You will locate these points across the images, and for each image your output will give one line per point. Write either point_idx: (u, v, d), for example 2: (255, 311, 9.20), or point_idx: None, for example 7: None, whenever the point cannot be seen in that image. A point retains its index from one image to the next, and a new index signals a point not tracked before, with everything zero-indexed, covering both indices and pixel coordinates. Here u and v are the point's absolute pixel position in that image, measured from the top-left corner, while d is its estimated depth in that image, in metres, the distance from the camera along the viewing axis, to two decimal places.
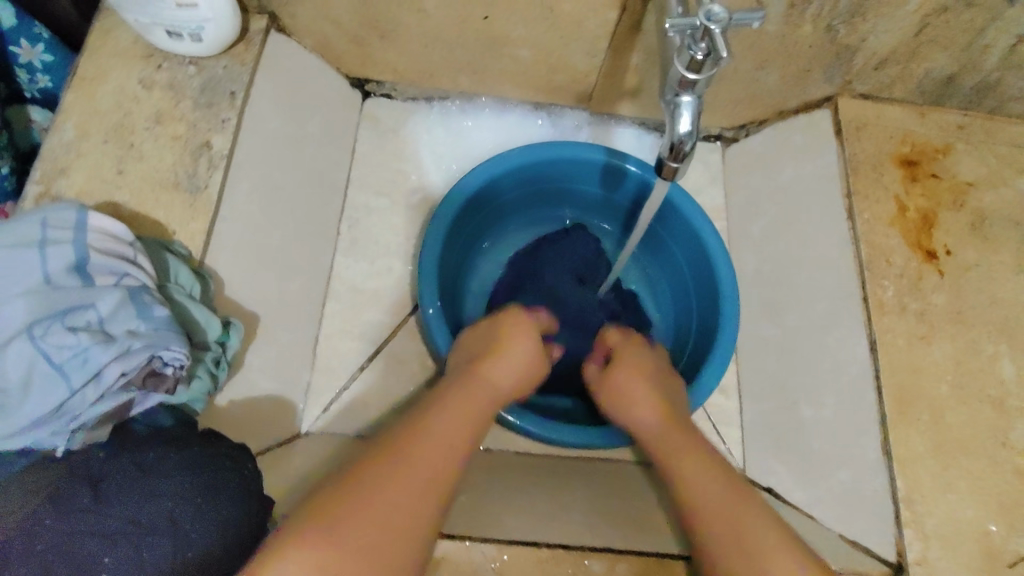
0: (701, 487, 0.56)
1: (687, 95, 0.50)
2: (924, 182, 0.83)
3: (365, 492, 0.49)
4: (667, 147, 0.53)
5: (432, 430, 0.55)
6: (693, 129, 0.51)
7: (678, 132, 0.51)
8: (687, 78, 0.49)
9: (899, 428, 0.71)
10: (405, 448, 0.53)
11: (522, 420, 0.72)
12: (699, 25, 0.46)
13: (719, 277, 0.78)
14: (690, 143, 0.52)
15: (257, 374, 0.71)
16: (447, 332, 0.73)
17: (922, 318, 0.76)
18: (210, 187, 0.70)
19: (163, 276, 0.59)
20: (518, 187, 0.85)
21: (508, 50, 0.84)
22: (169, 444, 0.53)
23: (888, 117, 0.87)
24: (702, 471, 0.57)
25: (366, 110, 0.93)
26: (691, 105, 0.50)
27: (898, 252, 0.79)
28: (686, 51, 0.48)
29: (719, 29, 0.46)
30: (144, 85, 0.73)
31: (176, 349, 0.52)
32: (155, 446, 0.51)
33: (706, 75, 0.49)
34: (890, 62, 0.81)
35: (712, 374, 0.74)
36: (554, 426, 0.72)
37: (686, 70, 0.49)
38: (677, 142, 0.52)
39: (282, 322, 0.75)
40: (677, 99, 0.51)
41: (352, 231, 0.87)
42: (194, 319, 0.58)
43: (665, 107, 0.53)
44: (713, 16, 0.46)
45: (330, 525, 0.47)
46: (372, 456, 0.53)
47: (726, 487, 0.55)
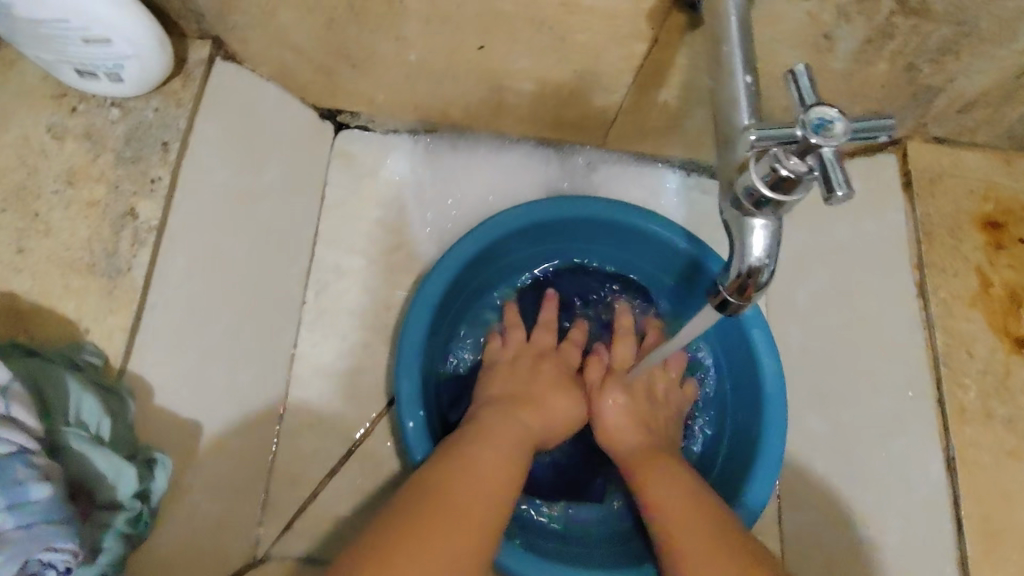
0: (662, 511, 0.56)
1: (763, 216, 0.40)
2: (1011, 250, 0.68)
3: (436, 518, 0.48)
4: (734, 278, 0.42)
5: (490, 459, 0.54)
6: (767, 257, 0.40)
7: (748, 260, 0.40)
8: (763, 197, 0.38)
9: (983, 572, 0.59)
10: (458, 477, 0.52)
11: (527, 568, 0.58)
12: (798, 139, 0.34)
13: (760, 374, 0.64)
14: (767, 273, 0.41)
15: (201, 497, 0.57)
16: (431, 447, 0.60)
17: (1011, 428, 0.62)
18: (135, 269, 0.56)
19: (59, 416, 0.45)
20: (519, 250, 0.71)
21: (508, 83, 0.68)
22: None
23: (965, 166, 0.71)
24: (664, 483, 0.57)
25: (339, 145, 0.78)
26: (767, 228, 0.40)
27: (981, 342, 0.65)
28: (769, 165, 0.37)
29: (830, 151, 0.34)
30: (54, 134, 0.59)
31: (60, 547, 0.39)
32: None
33: (792, 197, 0.38)
34: (978, 104, 0.66)
35: (762, 480, 0.61)
36: (569, 574, 0.58)
37: (764, 186, 0.37)
38: (746, 272, 0.41)
39: (231, 424, 0.62)
40: (748, 219, 0.40)
41: (320, 299, 0.73)
42: (97, 473, 0.45)
43: (727, 221, 0.42)
44: (822, 130, 0.34)
45: (386, 562, 0.45)
46: (418, 487, 0.51)
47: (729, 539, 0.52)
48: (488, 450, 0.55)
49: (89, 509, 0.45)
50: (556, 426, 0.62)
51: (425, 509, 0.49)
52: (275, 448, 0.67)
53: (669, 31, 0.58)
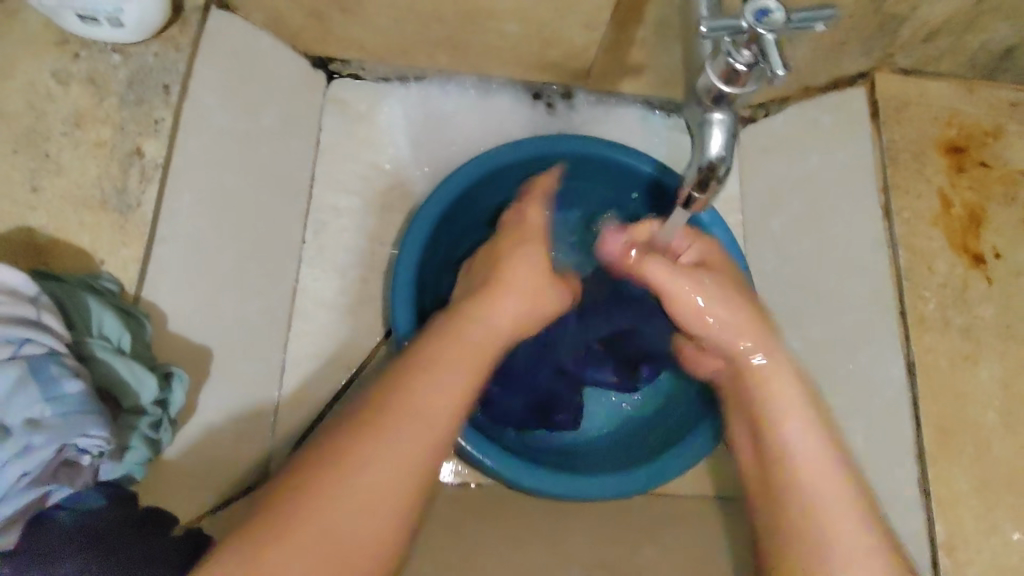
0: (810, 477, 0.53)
1: (720, 112, 0.46)
2: (972, 172, 0.73)
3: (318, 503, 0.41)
4: (697, 171, 0.49)
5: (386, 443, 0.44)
6: (725, 151, 0.47)
7: (708, 154, 0.47)
8: (722, 93, 0.44)
9: (941, 464, 0.63)
10: (373, 447, 0.44)
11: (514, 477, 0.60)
12: (745, 31, 0.40)
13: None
14: (724, 165, 0.48)
15: (216, 417, 0.62)
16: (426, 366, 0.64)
17: (968, 334, 0.67)
18: (145, 205, 0.60)
19: (83, 331, 0.49)
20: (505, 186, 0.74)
21: (494, 24, 0.71)
22: (89, 542, 0.42)
23: (931, 96, 0.75)
24: (824, 480, 0.53)
25: (333, 94, 0.80)
26: (725, 123, 0.46)
27: (941, 257, 0.69)
28: (724, 58, 0.42)
29: (770, 37, 0.39)
30: (58, 79, 0.61)
31: (93, 436, 0.44)
32: (68, 552, 0.41)
33: (746, 90, 0.43)
34: (941, 33, 0.69)
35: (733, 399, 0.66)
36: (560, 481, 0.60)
37: (719, 82, 0.43)
38: (709, 165, 0.48)
39: (240, 352, 0.66)
40: (707, 116, 0.47)
41: (319, 238, 0.77)
42: (122, 381, 0.49)
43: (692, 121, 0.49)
44: (762, 21, 0.39)
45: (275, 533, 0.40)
46: (352, 420, 0.46)
47: (851, 518, 0.51)
48: (384, 463, 0.43)
49: (117, 412, 0.50)
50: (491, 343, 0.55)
51: (311, 498, 0.41)
52: (280, 374, 0.71)
53: None
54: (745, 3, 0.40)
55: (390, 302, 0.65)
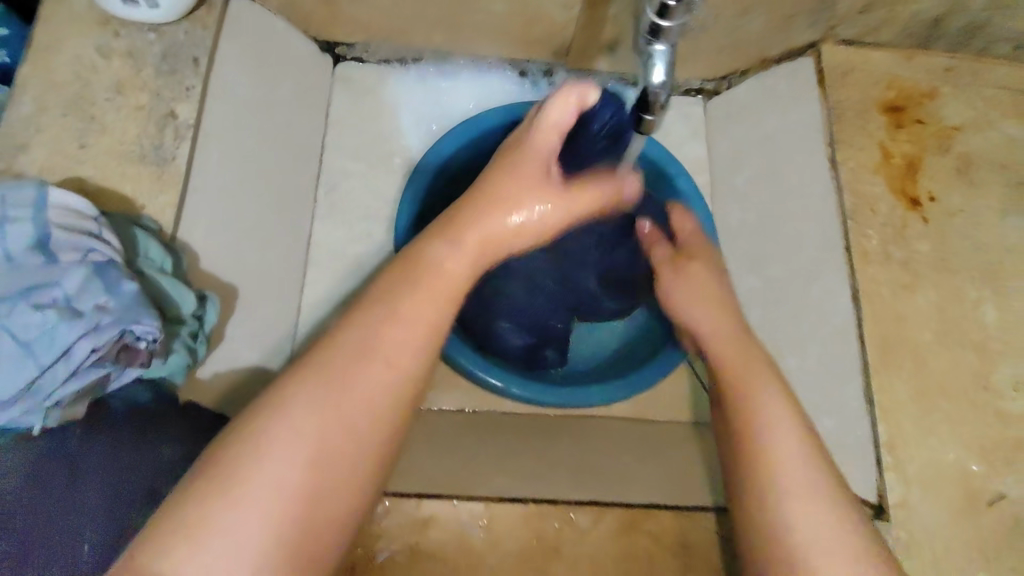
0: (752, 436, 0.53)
1: (660, 44, 0.54)
2: (910, 128, 0.82)
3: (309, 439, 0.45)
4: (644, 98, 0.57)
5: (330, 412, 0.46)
6: (666, 79, 0.55)
7: (652, 83, 0.55)
8: (658, 26, 0.52)
9: (883, 377, 0.71)
10: (313, 432, 0.45)
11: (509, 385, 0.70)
12: None
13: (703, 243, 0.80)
14: (665, 92, 0.56)
15: (243, 348, 0.70)
16: None
17: (907, 267, 0.76)
18: (178, 158, 0.68)
19: (132, 253, 0.57)
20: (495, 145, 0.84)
21: (482, 5, 0.81)
22: (148, 427, 0.54)
23: (872, 63, 0.85)
24: (792, 464, 0.51)
25: (340, 73, 0.90)
26: (664, 55, 0.54)
27: (883, 201, 0.78)
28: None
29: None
30: (102, 53, 0.70)
31: (148, 324, 0.51)
32: (130, 434, 0.52)
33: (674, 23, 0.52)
34: (876, 5, 0.79)
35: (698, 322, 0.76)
36: (546, 392, 0.70)
37: (656, 17, 0.52)
38: (650, 95, 0.56)
39: (261, 292, 0.74)
40: (650, 49, 0.55)
41: (329, 196, 0.86)
42: (166, 293, 0.57)
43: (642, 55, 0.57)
44: None
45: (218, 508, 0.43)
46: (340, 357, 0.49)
47: (797, 470, 0.51)
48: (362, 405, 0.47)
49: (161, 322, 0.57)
50: (451, 307, 0.53)
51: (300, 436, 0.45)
52: (296, 313, 0.81)
53: None
54: None
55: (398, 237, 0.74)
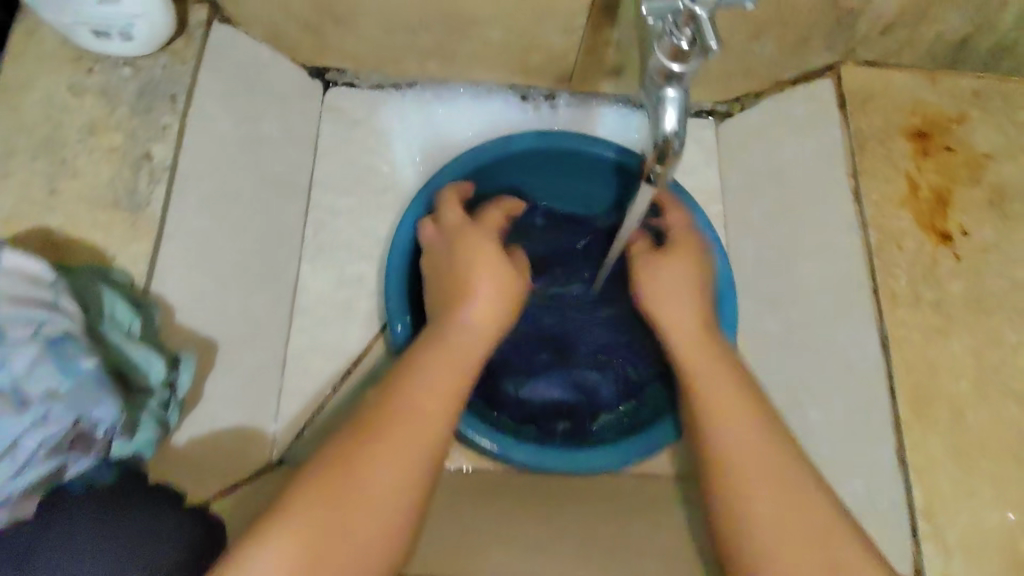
0: (728, 457, 0.57)
1: (672, 89, 0.48)
2: (937, 157, 0.76)
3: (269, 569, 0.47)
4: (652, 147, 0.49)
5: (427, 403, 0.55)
6: (678, 126, 0.48)
7: (663, 130, 0.48)
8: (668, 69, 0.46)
9: (917, 432, 0.65)
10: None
11: (509, 451, 0.66)
12: (681, 8, 0.42)
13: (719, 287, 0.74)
14: (677, 142, 0.49)
15: (218, 404, 0.66)
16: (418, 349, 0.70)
17: (939, 309, 0.70)
18: (153, 204, 0.64)
19: (98, 315, 0.54)
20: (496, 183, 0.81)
21: (476, 32, 0.76)
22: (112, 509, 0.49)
23: (894, 86, 0.79)
24: (760, 493, 0.54)
25: (329, 102, 0.85)
26: (677, 101, 0.47)
27: (910, 236, 0.73)
28: (668, 38, 0.45)
29: (705, 14, 0.42)
30: (74, 92, 0.66)
31: (103, 410, 0.48)
32: (88, 516, 0.48)
33: (691, 66, 0.45)
34: (897, 26, 0.74)
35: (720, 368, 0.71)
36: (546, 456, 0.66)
37: (667, 60, 0.46)
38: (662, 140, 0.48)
39: (243, 344, 0.70)
40: (661, 94, 0.48)
41: (318, 237, 0.81)
42: (131, 361, 0.54)
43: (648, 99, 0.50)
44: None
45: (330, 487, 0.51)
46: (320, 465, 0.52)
47: (756, 484, 0.55)
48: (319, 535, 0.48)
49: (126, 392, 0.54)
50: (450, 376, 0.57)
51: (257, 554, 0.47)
52: (282, 367, 0.76)
53: None
54: None
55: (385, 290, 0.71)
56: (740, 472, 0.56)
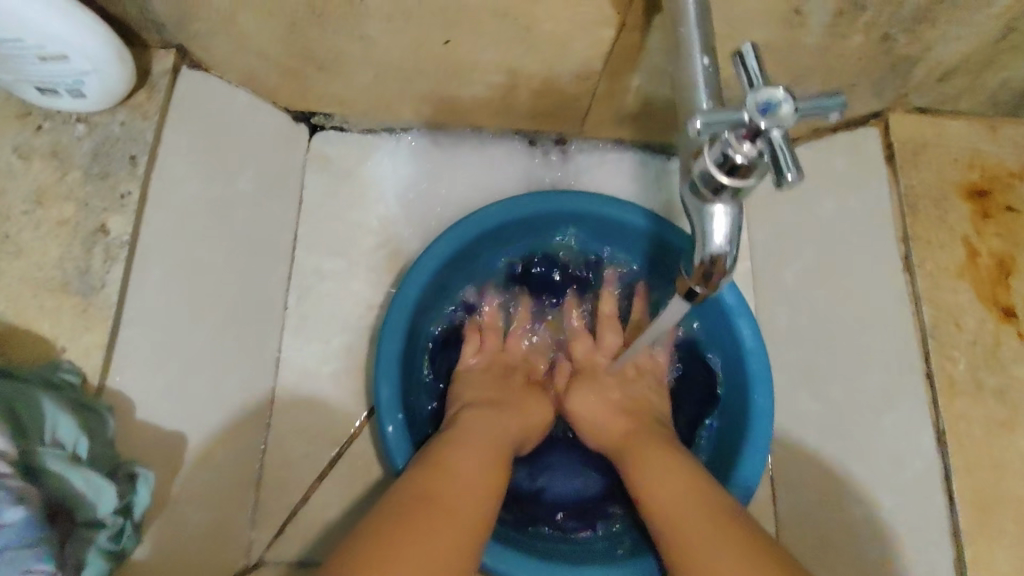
0: (661, 510, 0.56)
1: (721, 202, 0.42)
2: (998, 219, 0.66)
3: None
4: (698, 265, 0.44)
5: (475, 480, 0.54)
6: (730, 243, 0.43)
7: (710, 248, 0.43)
8: (721, 183, 0.40)
9: (980, 543, 0.58)
10: None
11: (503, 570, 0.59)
12: (749, 125, 0.36)
13: (746, 367, 0.67)
14: (730, 257, 0.43)
15: (186, 505, 0.58)
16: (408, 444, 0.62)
17: (1003, 399, 0.61)
18: (109, 286, 0.55)
19: (38, 434, 0.46)
20: (494, 250, 0.74)
21: (478, 77, 0.67)
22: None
23: (949, 136, 0.70)
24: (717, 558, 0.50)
25: (315, 148, 0.77)
26: (728, 216, 0.42)
27: (969, 313, 0.63)
28: (724, 150, 0.38)
29: (778, 133, 0.36)
30: (20, 153, 0.58)
31: (37, 571, 0.40)
32: None
33: (748, 181, 0.39)
34: (958, 72, 0.65)
35: (753, 463, 0.63)
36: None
37: (721, 175, 0.39)
38: (710, 260, 0.43)
39: (217, 436, 0.62)
40: (708, 206, 0.42)
41: (302, 304, 0.73)
42: (75, 491, 0.46)
43: (688, 206, 0.44)
44: (772, 115, 0.36)
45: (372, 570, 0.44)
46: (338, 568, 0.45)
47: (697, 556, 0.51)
48: None
49: (69, 527, 0.46)
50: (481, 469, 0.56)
51: None
52: (262, 454, 0.68)
53: (634, 15, 0.57)
54: (749, 94, 0.36)
55: (375, 381, 0.63)
56: (677, 525, 0.54)
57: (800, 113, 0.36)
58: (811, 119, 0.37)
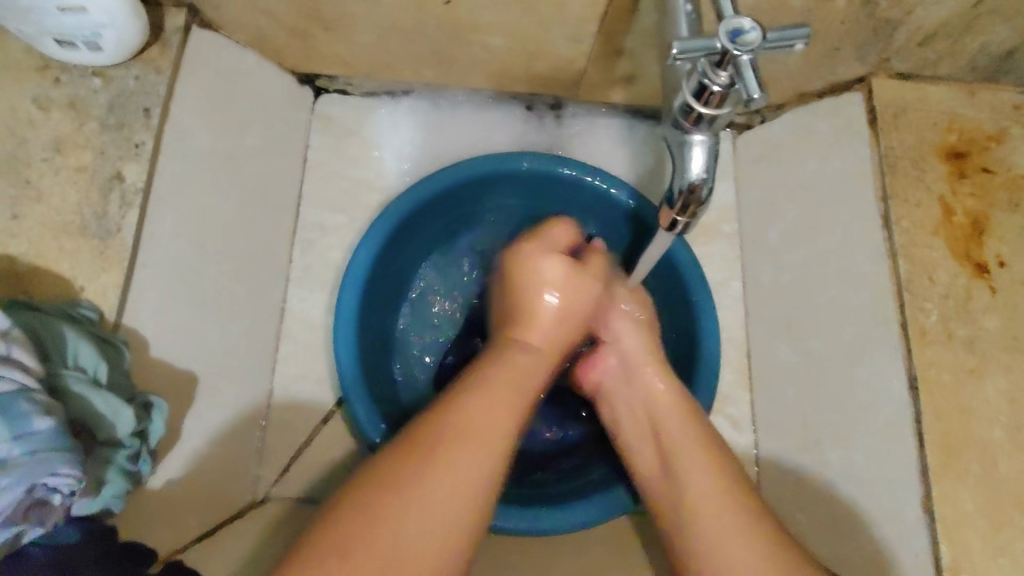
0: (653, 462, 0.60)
1: (700, 133, 0.48)
2: (975, 178, 0.69)
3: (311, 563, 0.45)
4: (679, 194, 0.50)
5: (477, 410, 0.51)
6: (706, 170, 0.48)
7: (690, 175, 0.49)
8: (699, 113, 0.46)
9: (944, 482, 0.60)
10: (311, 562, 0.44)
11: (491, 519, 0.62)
12: (720, 51, 0.41)
13: (697, 320, 0.72)
14: (706, 186, 0.50)
15: (198, 440, 0.61)
16: (374, 412, 0.66)
17: (972, 347, 0.64)
18: (125, 229, 0.59)
19: (59, 358, 0.49)
20: (459, 218, 0.78)
21: (477, 38, 0.70)
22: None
23: (930, 99, 0.72)
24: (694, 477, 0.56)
25: (319, 109, 0.80)
26: (705, 145, 0.48)
27: (943, 267, 0.66)
28: (700, 80, 0.44)
29: (747, 56, 0.41)
30: (39, 104, 0.61)
31: (64, 473, 0.44)
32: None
33: (722, 110, 0.45)
34: (938, 37, 0.68)
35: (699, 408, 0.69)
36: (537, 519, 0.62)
37: (700, 104, 0.45)
38: (689, 188, 0.50)
39: (224, 377, 0.65)
40: (689, 137, 0.48)
41: (307, 257, 0.76)
42: (97, 413, 0.49)
43: (670, 141, 0.50)
44: (740, 40, 0.41)
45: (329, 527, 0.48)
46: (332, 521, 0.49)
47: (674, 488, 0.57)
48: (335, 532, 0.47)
49: (92, 445, 0.49)
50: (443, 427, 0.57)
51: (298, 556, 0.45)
52: (269, 396, 0.72)
53: None
54: (719, 25, 0.41)
55: (335, 353, 0.67)
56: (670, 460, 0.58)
57: (766, 42, 0.41)
58: (776, 48, 0.42)
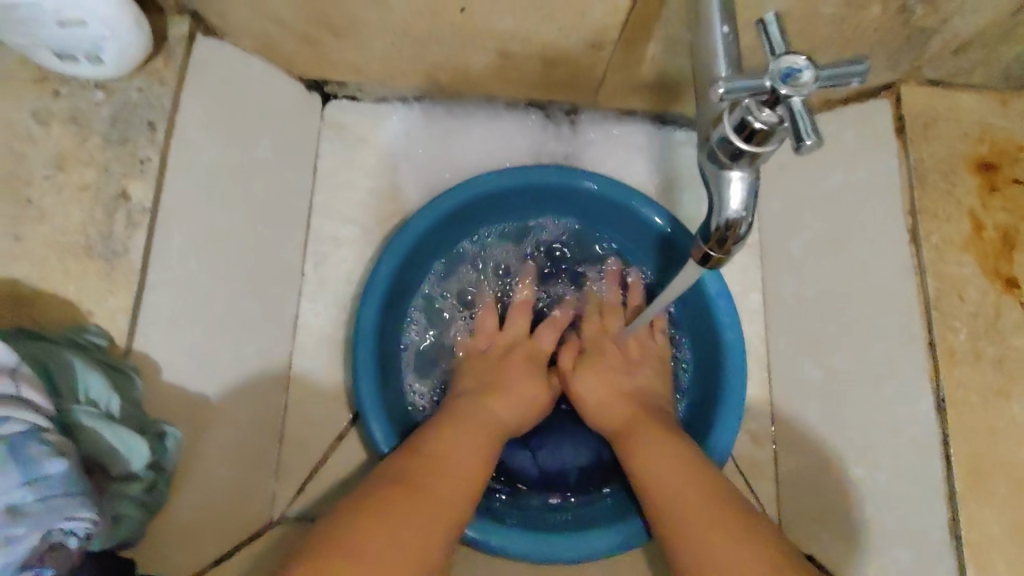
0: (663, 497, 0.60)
1: (739, 169, 0.46)
2: (1006, 192, 0.67)
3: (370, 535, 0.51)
4: (715, 229, 0.48)
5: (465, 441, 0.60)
6: (745, 206, 0.46)
7: (727, 211, 0.47)
8: (739, 149, 0.44)
9: (973, 506, 0.59)
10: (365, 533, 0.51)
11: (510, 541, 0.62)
12: (770, 90, 0.39)
13: (720, 333, 0.71)
14: (745, 223, 0.47)
15: (213, 463, 0.60)
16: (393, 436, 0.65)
17: (1001, 367, 0.62)
18: (132, 251, 0.57)
19: (69, 391, 0.47)
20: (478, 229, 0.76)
21: (494, 45, 0.67)
22: None
23: (962, 109, 0.70)
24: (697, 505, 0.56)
25: (330, 116, 0.77)
26: (744, 181, 0.46)
27: (972, 285, 0.65)
28: (744, 116, 0.42)
29: (799, 99, 0.39)
30: (38, 118, 0.57)
31: (79, 518, 0.43)
32: None
33: (764, 148, 0.43)
34: (973, 45, 0.65)
35: (727, 426, 0.68)
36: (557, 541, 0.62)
37: (742, 141, 0.43)
38: (726, 225, 0.47)
39: (238, 399, 0.64)
40: (727, 173, 0.46)
41: (318, 271, 0.75)
42: (110, 449, 0.48)
43: (707, 174, 0.48)
44: (792, 80, 0.39)
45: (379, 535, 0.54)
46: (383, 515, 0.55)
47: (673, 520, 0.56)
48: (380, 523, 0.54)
49: (104, 481, 0.48)
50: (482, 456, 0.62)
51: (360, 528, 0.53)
52: (284, 414, 0.70)
53: None
54: (771, 63, 0.40)
55: (356, 379, 0.65)
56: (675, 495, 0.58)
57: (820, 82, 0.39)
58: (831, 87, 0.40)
